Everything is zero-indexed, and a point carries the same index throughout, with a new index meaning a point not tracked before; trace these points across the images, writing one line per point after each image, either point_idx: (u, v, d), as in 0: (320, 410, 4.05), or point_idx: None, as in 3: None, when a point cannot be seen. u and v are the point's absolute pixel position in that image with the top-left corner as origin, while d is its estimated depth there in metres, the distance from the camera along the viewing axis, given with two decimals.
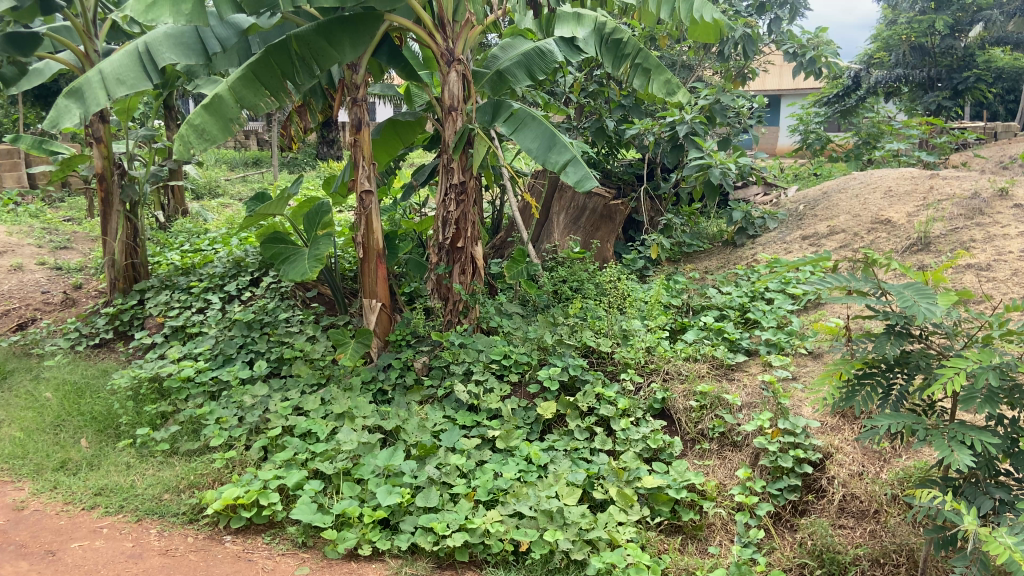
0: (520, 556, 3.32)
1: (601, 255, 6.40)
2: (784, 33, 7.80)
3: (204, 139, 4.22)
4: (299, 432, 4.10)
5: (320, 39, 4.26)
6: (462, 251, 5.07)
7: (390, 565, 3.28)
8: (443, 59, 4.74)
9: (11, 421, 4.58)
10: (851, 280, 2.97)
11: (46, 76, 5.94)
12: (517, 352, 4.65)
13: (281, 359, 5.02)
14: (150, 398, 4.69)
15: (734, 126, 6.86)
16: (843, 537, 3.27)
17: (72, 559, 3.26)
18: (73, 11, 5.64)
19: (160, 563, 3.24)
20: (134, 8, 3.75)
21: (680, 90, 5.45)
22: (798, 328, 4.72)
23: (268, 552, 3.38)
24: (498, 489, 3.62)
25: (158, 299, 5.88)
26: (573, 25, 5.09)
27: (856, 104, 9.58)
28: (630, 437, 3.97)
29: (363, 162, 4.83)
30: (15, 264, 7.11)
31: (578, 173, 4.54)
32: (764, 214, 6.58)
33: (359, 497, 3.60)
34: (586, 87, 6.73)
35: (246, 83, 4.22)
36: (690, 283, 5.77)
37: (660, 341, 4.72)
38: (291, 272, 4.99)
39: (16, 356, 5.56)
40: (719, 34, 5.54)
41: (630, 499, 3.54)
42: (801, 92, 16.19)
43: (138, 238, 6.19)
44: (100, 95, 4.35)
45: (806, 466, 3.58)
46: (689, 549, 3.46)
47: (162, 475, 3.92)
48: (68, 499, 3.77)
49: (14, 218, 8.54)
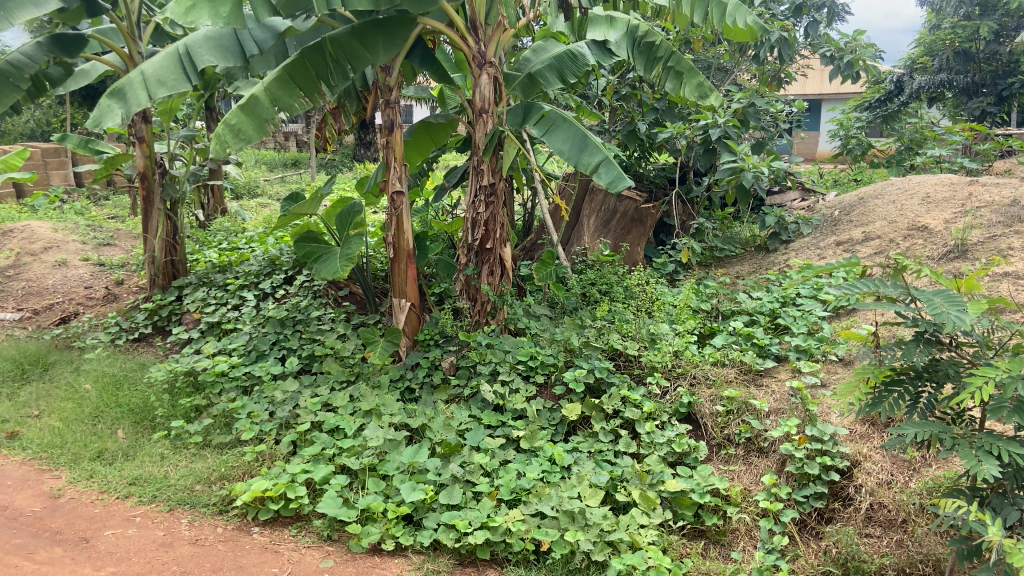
0: (541, 556, 3.33)
1: (631, 258, 6.36)
2: (821, 37, 7.71)
3: (240, 139, 4.31)
4: (327, 427, 4.18)
5: (354, 41, 4.34)
6: (490, 252, 5.10)
7: (413, 560, 3.31)
8: (474, 62, 4.79)
9: (51, 412, 4.73)
10: (880, 286, 2.94)
11: (92, 77, 6.18)
12: (543, 353, 4.65)
13: (311, 356, 5.12)
14: (185, 392, 4.81)
15: (768, 130, 6.75)
16: (869, 546, 3.25)
17: (104, 547, 3.36)
18: (117, 14, 5.82)
19: (188, 552, 3.33)
20: (174, 10, 3.83)
21: (713, 93, 5.30)
22: (828, 335, 4.65)
23: (293, 544, 3.44)
24: (521, 489, 3.64)
25: (195, 296, 6.02)
26: (605, 28, 5.14)
27: (897, 110, 9.69)
28: (654, 441, 3.95)
29: (394, 163, 4.91)
30: (61, 259, 7.37)
31: (610, 174, 4.57)
32: (797, 220, 6.50)
33: (384, 493, 3.65)
34: (619, 90, 6.68)
35: (281, 85, 4.32)
36: (720, 288, 5.73)
37: (688, 346, 4.70)
38: (322, 271, 5.07)
39: (58, 348, 5.74)
40: (755, 37, 5.46)
41: (653, 502, 3.52)
42: (843, 96, 15.98)
43: (177, 235, 6.36)
44: (141, 95, 4.43)
45: (833, 474, 3.55)
46: (711, 553, 3.45)
47: (194, 467, 4.03)
48: (104, 488, 3.88)
49: (61, 216, 8.84)
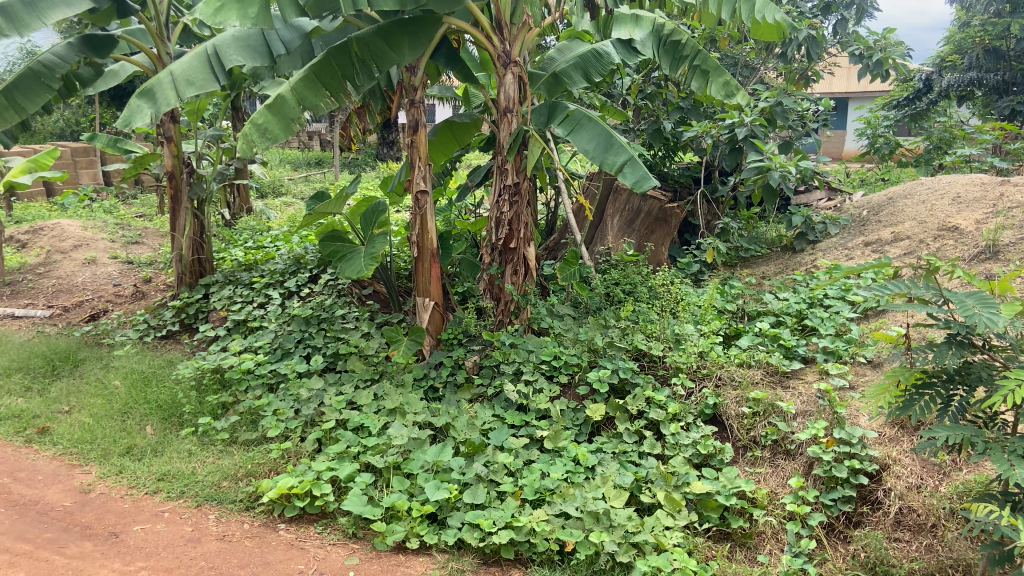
0: (566, 556, 3.33)
1: (655, 258, 6.31)
2: (849, 35, 7.60)
3: (267, 138, 4.35)
4: (352, 425, 4.21)
5: (380, 41, 4.36)
6: (514, 251, 5.10)
7: (437, 559, 3.32)
8: (499, 62, 4.78)
9: (82, 408, 4.81)
10: (912, 287, 2.90)
11: (121, 78, 6.27)
12: (567, 353, 4.64)
13: (336, 354, 5.16)
14: (212, 388, 4.87)
15: (796, 129, 6.64)
16: (897, 550, 3.22)
17: (134, 541, 3.40)
18: (147, 15, 5.89)
19: (215, 548, 3.36)
20: (203, 11, 3.88)
21: (739, 91, 5.26)
22: (856, 337, 4.58)
23: (319, 541, 3.46)
24: (545, 489, 3.63)
25: (221, 294, 6.08)
26: (631, 27, 5.14)
27: (926, 108, 9.50)
28: (679, 442, 3.93)
29: (418, 163, 4.92)
30: (90, 257, 7.49)
31: (635, 174, 4.52)
32: (825, 220, 6.38)
33: (408, 491, 3.67)
34: (644, 89, 6.65)
35: (307, 85, 4.35)
36: (746, 288, 5.68)
37: (714, 346, 4.66)
38: (347, 270, 5.09)
39: (88, 345, 5.83)
40: (781, 36, 5.43)
41: (678, 504, 3.50)
42: (871, 95, 15.76)
43: (204, 234, 6.43)
44: (170, 95, 4.48)
45: (862, 478, 3.50)
46: (738, 556, 3.42)
47: (221, 463, 4.07)
48: (132, 484, 3.94)
49: (90, 214, 8.97)
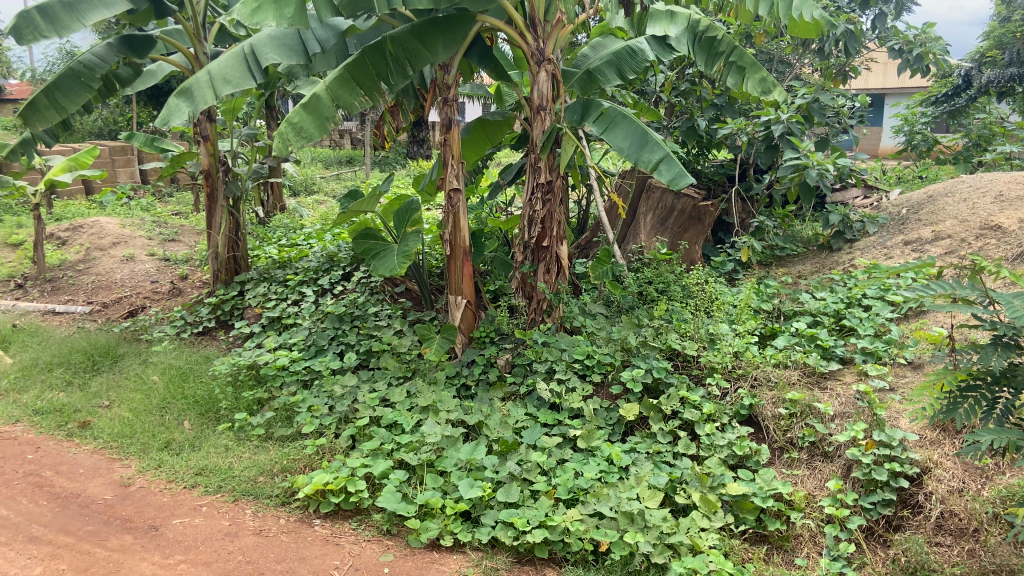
0: (600, 556, 3.31)
1: (689, 257, 6.24)
2: (888, 30, 7.47)
3: (301, 137, 4.36)
4: (385, 422, 4.23)
5: (414, 39, 4.38)
6: (547, 250, 5.08)
7: (471, 557, 3.33)
8: (532, 59, 4.77)
9: (121, 403, 4.90)
10: (956, 288, 2.84)
11: (158, 77, 6.37)
12: (600, 352, 4.62)
13: (369, 352, 5.19)
14: (247, 384, 4.93)
15: (832, 126, 6.56)
16: (938, 554, 3.15)
17: (173, 535, 3.45)
18: (184, 15, 5.97)
19: (252, 543, 3.39)
20: (241, 11, 3.91)
21: (776, 88, 5.18)
22: (896, 337, 4.49)
23: (354, 537, 3.49)
24: (579, 488, 3.62)
25: (256, 291, 6.15)
26: (665, 24, 4.91)
27: (965, 105, 9.15)
28: (714, 443, 3.88)
29: (451, 161, 4.93)
30: (128, 254, 7.64)
31: (671, 171, 4.48)
32: (863, 218, 6.28)
33: (442, 489, 3.67)
34: (678, 86, 6.59)
35: (342, 84, 4.37)
36: (782, 288, 5.60)
37: (749, 346, 4.59)
38: (380, 268, 5.11)
39: (127, 341, 5.93)
40: (819, 32, 5.35)
41: (714, 505, 3.47)
42: (908, 91, 15.45)
43: (239, 232, 6.51)
44: (208, 95, 4.53)
45: (902, 481, 3.44)
46: (775, 560, 3.39)
47: (258, 459, 4.12)
48: (171, 478, 4.00)
49: (128, 212, 9.14)
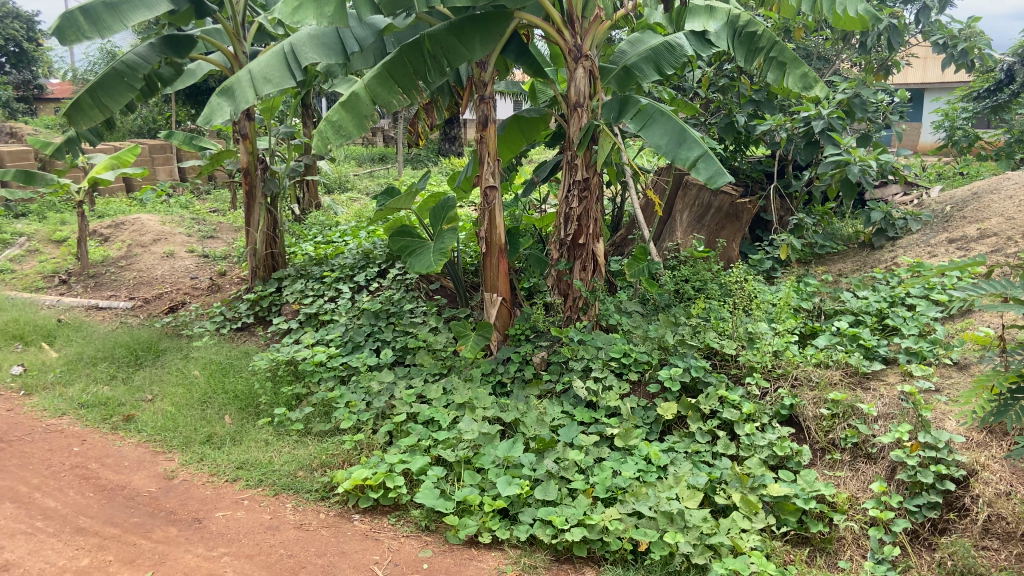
0: (639, 556, 3.29)
1: (726, 255, 6.18)
2: (932, 24, 7.32)
3: (341, 135, 4.37)
4: (422, 419, 4.25)
5: (451, 37, 4.38)
6: (583, 247, 5.05)
7: (509, 554, 3.33)
8: (569, 56, 4.75)
9: (164, 396, 5.00)
10: (1008, 287, 2.78)
11: (198, 76, 6.47)
12: (637, 350, 4.58)
13: (405, 348, 5.21)
14: (286, 379, 4.98)
15: (874, 122, 6.43)
16: (986, 559, 3.10)
17: (216, 527, 3.51)
18: (224, 15, 6.05)
19: (294, 536, 3.44)
20: (282, 11, 3.96)
21: (818, 84, 5.11)
22: (942, 337, 4.38)
23: (393, 533, 3.51)
24: (617, 488, 3.59)
25: (294, 287, 6.21)
26: (705, 18, 4.91)
27: (1008, 100, 8.67)
28: (754, 443, 3.83)
29: (488, 158, 4.93)
30: (168, 251, 7.79)
31: (709, 169, 4.44)
32: (905, 215, 6.14)
33: (479, 486, 3.68)
34: (716, 82, 6.53)
35: (380, 82, 4.39)
36: (822, 286, 5.50)
37: (789, 346, 4.51)
38: (416, 265, 5.12)
39: (169, 335, 6.04)
40: (864, 27, 5.21)
41: (755, 506, 3.43)
42: (947, 87, 15.16)
43: (277, 229, 6.58)
44: (249, 94, 4.59)
45: (949, 484, 3.36)
46: (817, 562, 3.34)
47: (297, 454, 4.17)
48: (214, 471, 4.06)
49: (168, 210, 9.30)
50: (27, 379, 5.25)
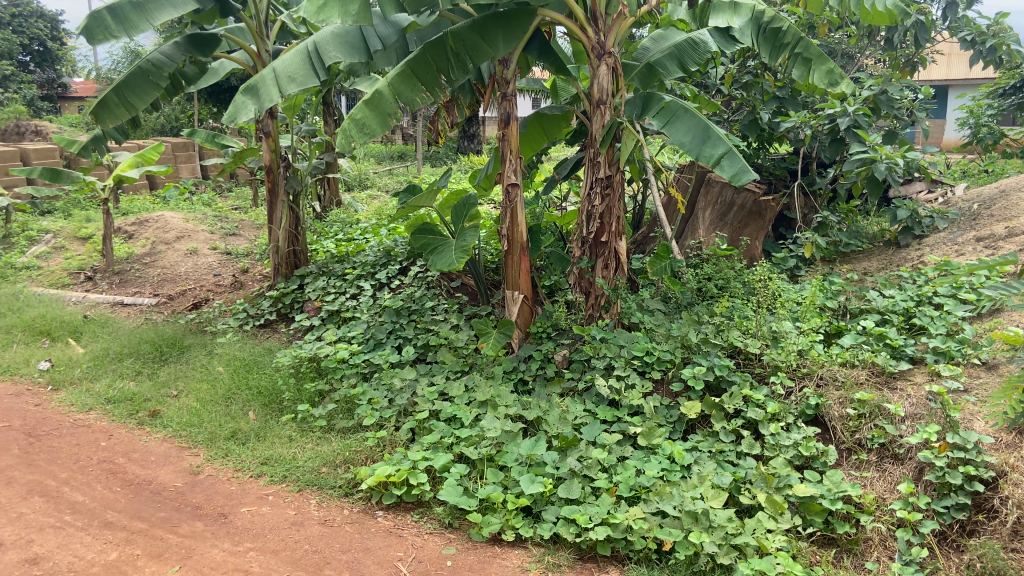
0: (663, 555, 3.28)
1: (749, 253, 6.09)
2: (960, 19, 7.22)
3: (364, 133, 4.39)
4: (444, 416, 4.26)
5: (474, 34, 4.38)
6: (605, 245, 5.03)
7: (533, 552, 3.33)
8: (593, 53, 4.73)
9: (189, 392, 5.05)
10: None
11: (221, 74, 6.53)
12: (660, 349, 4.55)
13: (426, 345, 5.22)
14: (309, 376, 5.01)
15: (901, 119, 6.35)
16: (1016, 562, 3.04)
17: (241, 522, 3.54)
18: (247, 14, 6.08)
19: (318, 532, 3.46)
20: (307, 10, 3.97)
21: (843, 80, 5.08)
22: (970, 337, 4.31)
23: (416, 530, 3.52)
24: (640, 487, 3.57)
25: (316, 285, 6.24)
26: (729, 14, 4.89)
27: None
28: (780, 443, 3.80)
29: (510, 156, 4.92)
30: (192, 248, 7.86)
31: (733, 167, 4.39)
32: (932, 213, 6.05)
33: (502, 484, 3.69)
34: (739, 79, 6.48)
35: (403, 80, 4.40)
36: (847, 285, 5.45)
37: (814, 345, 4.46)
38: (438, 263, 5.13)
39: (193, 332, 6.09)
40: (892, 22, 5.16)
41: (781, 507, 3.40)
42: (972, 82, 14.96)
43: (299, 226, 6.62)
44: (274, 93, 4.62)
45: (978, 485, 3.31)
46: (844, 563, 3.32)
47: (321, 450, 4.19)
48: (238, 467, 4.09)
49: (190, 207, 9.39)
50: (55, 374, 5.32)
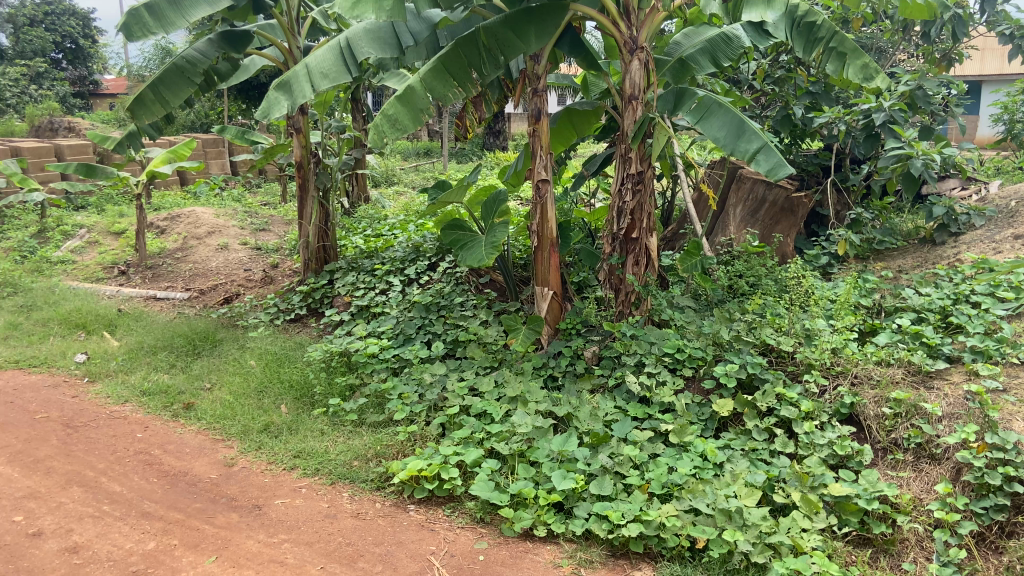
0: (696, 553, 3.26)
1: (782, 251, 6.01)
2: (998, 13, 7.12)
3: (397, 129, 4.41)
4: (475, 411, 4.27)
5: (507, 30, 4.35)
6: (636, 242, 5.01)
7: (564, 548, 3.33)
8: (625, 48, 4.70)
9: (222, 385, 5.11)
10: None
11: (252, 71, 6.60)
12: (691, 346, 4.52)
13: (455, 341, 5.24)
14: (340, 370, 5.05)
15: (937, 114, 6.24)
16: None
17: (276, 514, 3.58)
18: (279, 11, 6.14)
19: (351, 525, 3.48)
20: (342, 6, 4.01)
21: (879, 75, 4.97)
22: (1010, 336, 4.22)
23: (448, 524, 3.54)
24: (673, 484, 3.55)
25: (345, 280, 6.28)
26: (761, 9, 4.74)
27: None
28: (814, 442, 3.76)
29: (541, 152, 4.92)
30: (222, 243, 7.95)
31: (769, 161, 4.34)
32: (969, 210, 5.94)
33: (534, 479, 3.69)
34: (771, 74, 6.41)
35: (435, 75, 4.40)
36: (882, 282, 5.36)
37: (848, 343, 4.40)
38: (468, 258, 5.14)
39: (225, 326, 6.17)
40: (932, 15, 5.04)
41: (816, 506, 3.36)
42: (1008, 78, 14.69)
43: (329, 222, 6.67)
44: (307, 89, 4.66)
45: (1018, 486, 3.25)
46: (880, 563, 3.28)
47: (352, 444, 4.23)
48: (272, 459, 4.14)
49: (221, 203, 9.50)
50: (91, 366, 5.41)
